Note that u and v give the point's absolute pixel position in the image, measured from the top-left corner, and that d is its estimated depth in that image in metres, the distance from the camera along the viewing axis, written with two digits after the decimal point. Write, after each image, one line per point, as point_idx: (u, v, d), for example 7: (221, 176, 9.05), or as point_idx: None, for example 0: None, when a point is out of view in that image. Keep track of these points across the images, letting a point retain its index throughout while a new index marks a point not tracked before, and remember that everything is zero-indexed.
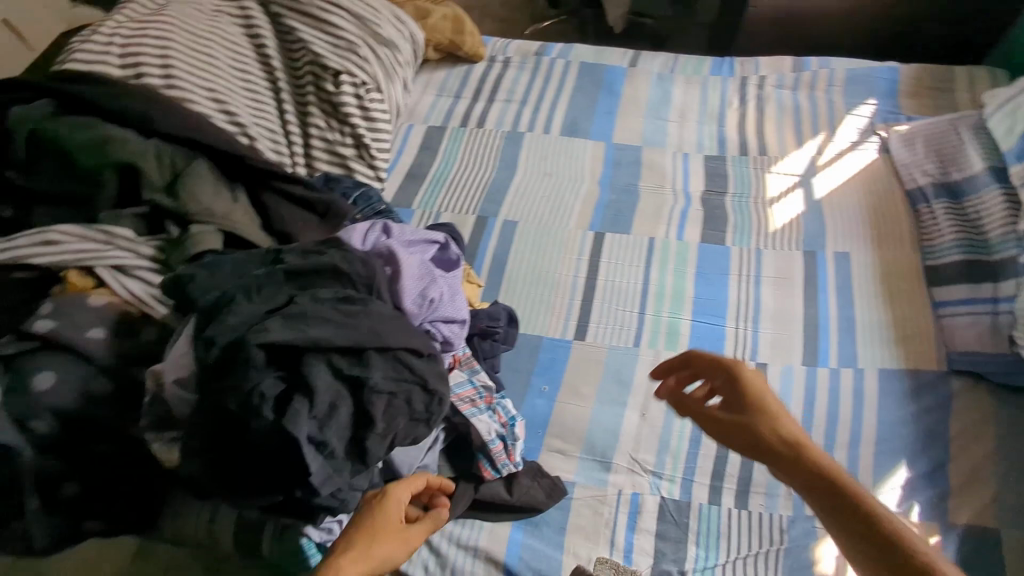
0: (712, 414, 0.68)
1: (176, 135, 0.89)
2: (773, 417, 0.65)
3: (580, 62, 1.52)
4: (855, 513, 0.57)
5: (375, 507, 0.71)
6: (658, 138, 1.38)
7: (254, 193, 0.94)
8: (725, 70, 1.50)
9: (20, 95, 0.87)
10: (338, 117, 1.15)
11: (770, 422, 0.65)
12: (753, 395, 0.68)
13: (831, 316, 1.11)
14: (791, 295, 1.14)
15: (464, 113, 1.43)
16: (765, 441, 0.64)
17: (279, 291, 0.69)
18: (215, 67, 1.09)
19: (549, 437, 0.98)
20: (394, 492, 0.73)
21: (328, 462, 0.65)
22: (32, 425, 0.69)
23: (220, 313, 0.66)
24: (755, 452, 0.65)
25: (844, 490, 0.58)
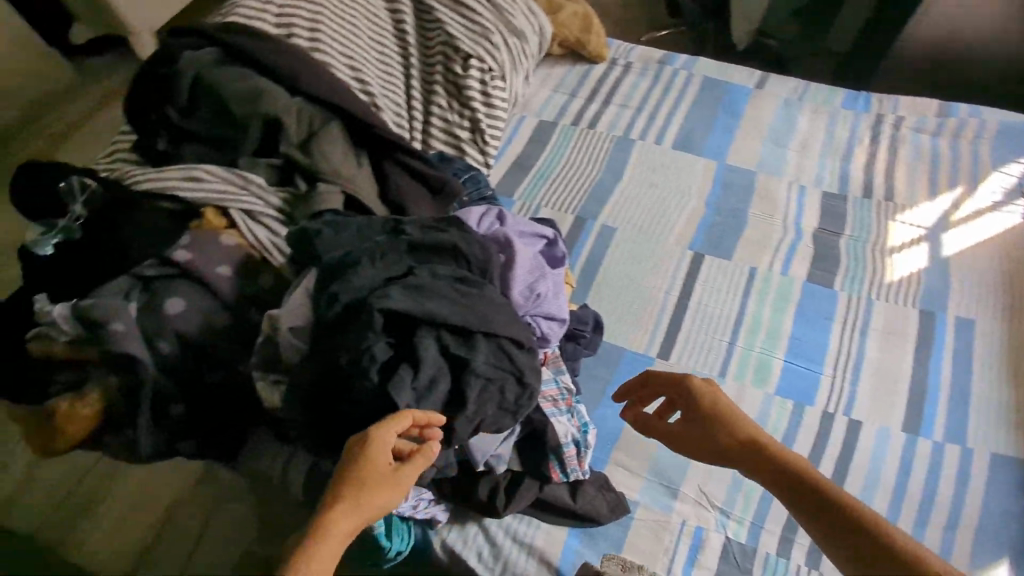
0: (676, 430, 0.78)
1: (318, 97, 0.94)
2: (727, 423, 0.74)
3: (703, 76, 1.47)
4: (808, 494, 0.63)
5: (356, 456, 0.60)
6: (776, 164, 1.32)
7: (376, 162, 0.98)
8: (860, 104, 1.40)
9: (191, 40, 0.94)
10: (460, 100, 1.18)
11: (725, 430, 0.73)
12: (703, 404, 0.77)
13: (943, 384, 1.02)
14: (900, 354, 1.06)
15: (577, 112, 1.42)
16: (726, 448, 0.72)
17: (400, 260, 0.73)
18: (357, 36, 1.14)
19: (617, 451, 0.97)
20: (376, 442, 0.60)
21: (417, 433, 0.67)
22: (157, 345, 0.74)
23: (348, 272, 0.71)
24: (723, 461, 0.73)
25: (795, 476, 0.66)
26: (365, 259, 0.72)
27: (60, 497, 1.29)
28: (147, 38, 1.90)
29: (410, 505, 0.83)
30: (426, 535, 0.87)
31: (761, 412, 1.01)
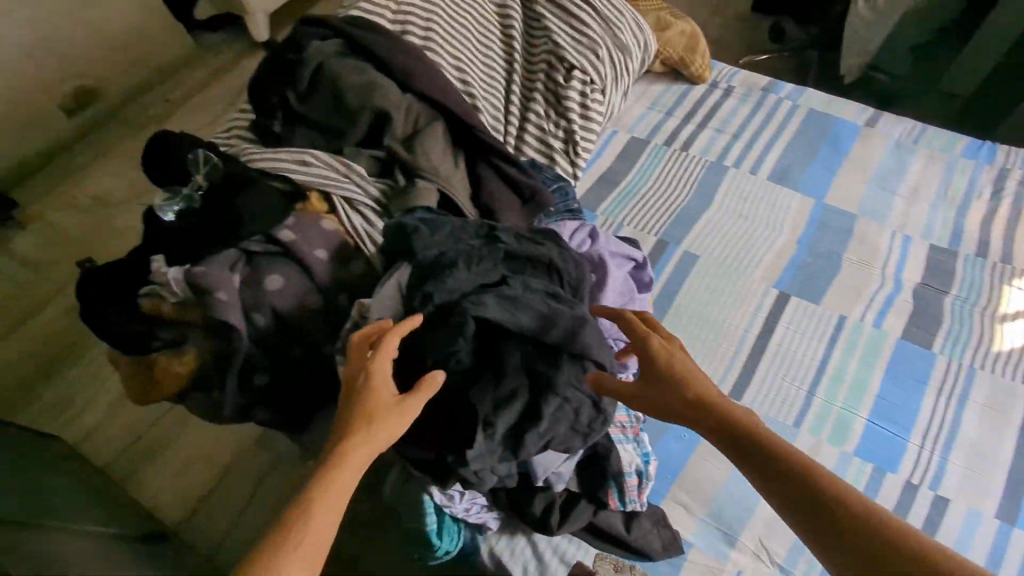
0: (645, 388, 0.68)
1: (427, 95, 0.96)
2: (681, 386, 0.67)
3: (809, 108, 1.40)
4: (805, 482, 0.56)
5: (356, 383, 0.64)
6: (880, 210, 1.24)
7: (472, 163, 0.99)
8: (983, 154, 1.30)
9: (317, 31, 0.99)
10: (558, 109, 1.18)
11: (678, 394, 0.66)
12: (675, 362, 0.68)
13: None
14: (1000, 432, 0.97)
15: (671, 132, 1.39)
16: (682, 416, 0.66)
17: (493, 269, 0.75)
18: (466, 38, 1.17)
19: (676, 487, 0.94)
20: (370, 369, 0.64)
21: (487, 441, 0.68)
22: (254, 317, 0.78)
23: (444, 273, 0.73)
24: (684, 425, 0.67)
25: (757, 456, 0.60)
26: (461, 263, 0.74)
27: (135, 438, 1.38)
28: (262, 19, 2.00)
29: (462, 507, 0.84)
30: (474, 539, 0.88)
31: (835, 471, 0.95)
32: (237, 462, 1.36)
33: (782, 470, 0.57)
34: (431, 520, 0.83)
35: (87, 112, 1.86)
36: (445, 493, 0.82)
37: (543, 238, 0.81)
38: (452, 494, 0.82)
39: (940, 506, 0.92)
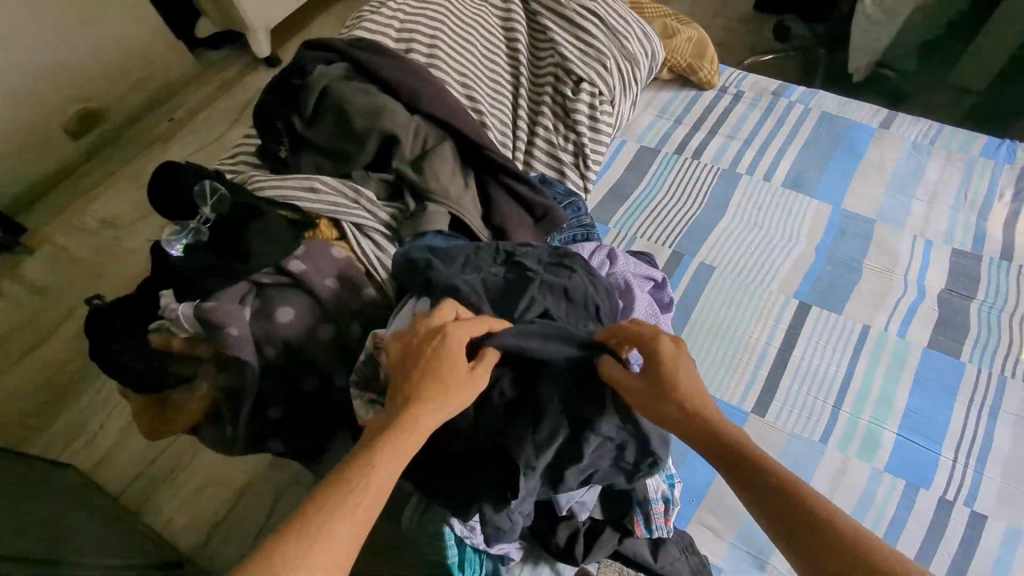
0: (646, 396, 0.64)
1: (434, 115, 0.94)
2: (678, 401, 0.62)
3: (822, 111, 1.38)
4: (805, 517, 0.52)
5: (433, 353, 0.63)
6: (899, 215, 1.21)
7: (482, 183, 0.97)
8: (1002, 154, 1.26)
9: (321, 54, 0.97)
10: (566, 123, 1.16)
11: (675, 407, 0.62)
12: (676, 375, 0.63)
13: None
14: None
15: (681, 140, 1.37)
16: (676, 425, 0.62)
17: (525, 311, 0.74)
18: (472, 54, 1.15)
19: (703, 510, 0.91)
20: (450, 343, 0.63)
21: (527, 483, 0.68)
22: (265, 350, 0.76)
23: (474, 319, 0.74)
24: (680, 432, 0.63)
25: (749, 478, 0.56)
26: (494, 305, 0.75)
27: (147, 465, 1.36)
28: (263, 35, 1.99)
29: (484, 538, 0.82)
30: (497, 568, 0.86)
31: (866, 488, 0.92)
32: (248, 487, 1.33)
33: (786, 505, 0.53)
34: (453, 553, 0.82)
35: (91, 134, 1.86)
36: (465, 524, 0.80)
37: (572, 262, 0.80)
38: (473, 525, 0.80)
39: (976, 524, 0.89)
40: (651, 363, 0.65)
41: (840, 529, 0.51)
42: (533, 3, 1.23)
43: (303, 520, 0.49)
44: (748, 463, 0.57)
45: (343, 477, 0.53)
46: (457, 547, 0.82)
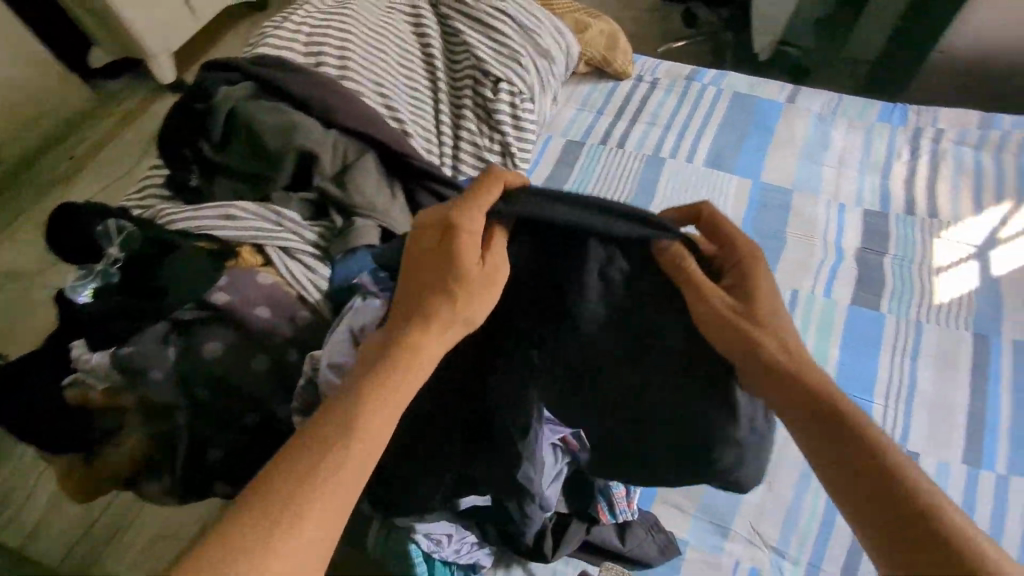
0: (708, 297, 0.59)
1: (351, 128, 0.92)
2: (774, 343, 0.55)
3: (732, 92, 1.44)
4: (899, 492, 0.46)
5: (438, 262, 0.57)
6: (812, 183, 1.28)
7: (409, 192, 0.96)
8: (896, 117, 1.36)
9: (224, 74, 0.93)
10: (490, 124, 1.16)
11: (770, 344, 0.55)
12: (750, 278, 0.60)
13: (1001, 413, 0.98)
14: (953, 381, 1.02)
15: (605, 131, 1.40)
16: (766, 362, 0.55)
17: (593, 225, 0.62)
18: (385, 62, 1.14)
19: (664, 488, 0.93)
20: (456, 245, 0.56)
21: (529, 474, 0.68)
22: (195, 390, 0.72)
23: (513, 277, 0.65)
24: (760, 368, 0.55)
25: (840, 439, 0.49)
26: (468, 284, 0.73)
27: (87, 527, 1.27)
28: (166, 60, 1.91)
29: (452, 550, 0.81)
30: None
31: None
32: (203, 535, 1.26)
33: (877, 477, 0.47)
34: (421, 570, 0.82)
35: None
36: (429, 538, 0.79)
37: None
38: (438, 538, 0.80)
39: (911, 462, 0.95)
40: (732, 272, 0.61)
41: (939, 520, 0.44)
42: (442, 6, 1.23)
43: (284, 484, 0.46)
44: (836, 420, 0.51)
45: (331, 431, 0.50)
46: (424, 561, 0.81)
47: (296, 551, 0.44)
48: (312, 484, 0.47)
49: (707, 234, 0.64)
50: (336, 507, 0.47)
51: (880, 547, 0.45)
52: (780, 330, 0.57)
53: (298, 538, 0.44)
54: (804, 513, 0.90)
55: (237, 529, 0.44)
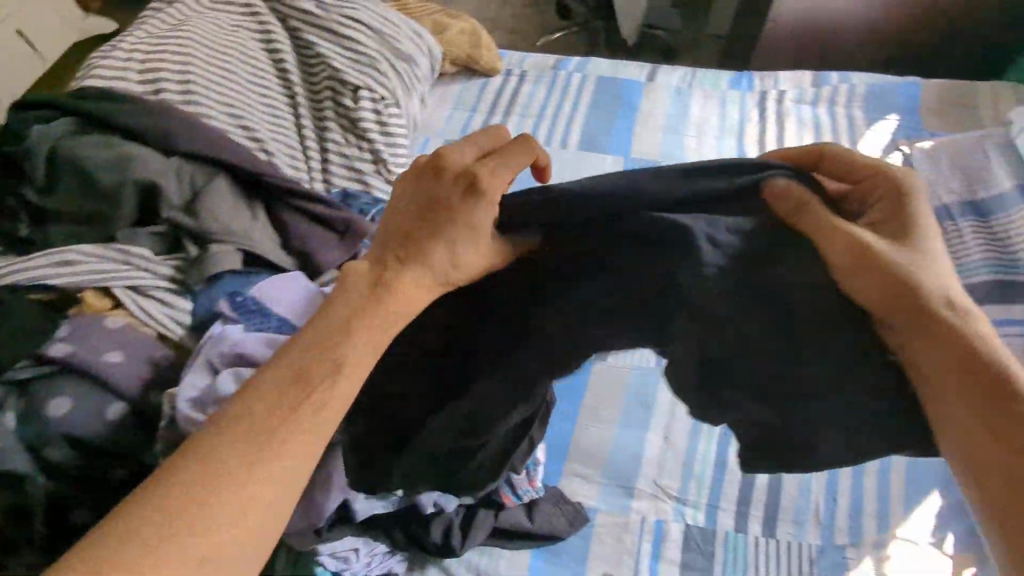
0: (852, 231, 0.54)
1: (196, 152, 0.88)
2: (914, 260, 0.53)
3: (597, 76, 1.50)
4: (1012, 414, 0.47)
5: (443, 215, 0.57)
6: (677, 153, 1.35)
7: (272, 211, 0.94)
8: (744, 83, 1.46)
9: (42, 113, 0.88)
10: (356, 133, 1.16)
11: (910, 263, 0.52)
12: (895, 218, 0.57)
13: None
14: None
15: (481, 127, 1.42)
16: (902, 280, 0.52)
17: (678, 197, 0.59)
18: (234, 82, 1.11)
19: (570, 461, 0.96)
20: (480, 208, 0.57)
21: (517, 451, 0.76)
22: (45, 453, 0.67)
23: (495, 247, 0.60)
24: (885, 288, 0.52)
25: (963, 357, 0.49)
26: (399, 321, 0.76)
27: None
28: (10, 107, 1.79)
29: (363, 563, 0.81)
30: None
31: None
32: None
33: (983, 387, 0.48)
34: None
35: None
36: (337, 557, 0.79)
37: None
38: (345, 555, 0.79)
39: None
40: (876, 209, 0.58)
41: None
42: (291, 20, 1.21)
43: (262, 413, 0.49)
44: (978, 365, 0.49)
45: (315, 365, 0.51)
46: None
47: (270, 474, 0.47)
48: (289, 414, 0.49)
49: (843, 172, 0.62)
50: (312, 435, 0.49)
51: (985, 486, 0.46)
52: (943, 278, 0.53)
53: (273, 462, 0.47)
54: (698, 459, 0.96)
55: (211, 451, 0.47)
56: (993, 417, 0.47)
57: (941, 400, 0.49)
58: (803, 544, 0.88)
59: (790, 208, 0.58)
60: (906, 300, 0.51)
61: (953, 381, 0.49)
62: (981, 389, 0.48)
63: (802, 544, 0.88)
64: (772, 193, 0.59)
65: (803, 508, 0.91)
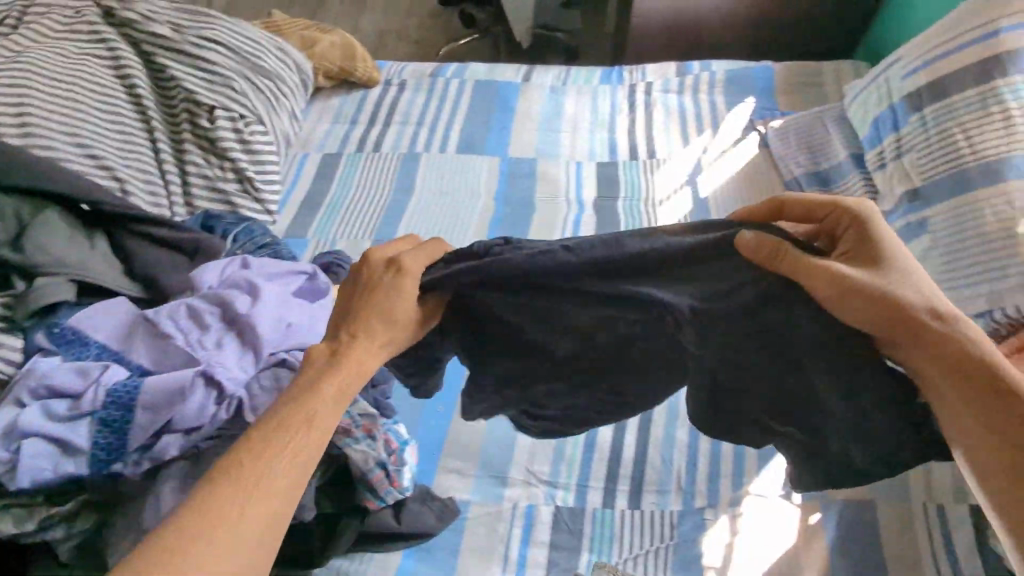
0: (833, 270, 0.56)
1: (19, 185, 0.87)
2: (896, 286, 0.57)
3: (474, 80, 1.53)
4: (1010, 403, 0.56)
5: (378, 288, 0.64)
6: (551, 149, 1.39)
7: (115, 238, 0.93)
8: (614, 78, 1.52)
9: None
10: (217, 153, 1.16)
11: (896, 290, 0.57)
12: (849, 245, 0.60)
13: None
14: None
15: (360, 138, 1.43)
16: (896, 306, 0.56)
17: (639, 253, 0.62)
18: (82, 111, 1.10)
19: (444, 458, 0.98)
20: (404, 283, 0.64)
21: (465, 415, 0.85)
22: None
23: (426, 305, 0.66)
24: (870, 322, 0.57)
25: (960, 362, 0.56)
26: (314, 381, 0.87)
27: None
28: None
29: None
30: None
31: None
32: None
33: (989, 377, 0.56)
34: None
35: None
36: None
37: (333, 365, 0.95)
38: None
39: None
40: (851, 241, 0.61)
41: None
42: (142, 44, 1.20)
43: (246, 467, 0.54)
44: (971, 368, 0.56)
45: (291, 419, 0.57)
46: None
47: (260, 514, 0.52)
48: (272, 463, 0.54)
49: (800, 215, 0.64)
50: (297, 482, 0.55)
51: (990, 464, 0.56)
52: (928, 291, 0.58)
53: (263, 504, 0.53)
54: (569, 442, 0.99)
55: (208, 501, 0.52)
56: (999, 409, 0.56)
57: (947, 403, 0.58)
58: (665, 511, 0.92)
59: (764, 256, 0.59)
60: (897, 326, 0.57)
61: (953, 387, 0.57)
62: (978, 388, 0.56)
63: (664, 511, 0.92)
64: (746, 246, 0.59)
65: (665, 477, 0.95)
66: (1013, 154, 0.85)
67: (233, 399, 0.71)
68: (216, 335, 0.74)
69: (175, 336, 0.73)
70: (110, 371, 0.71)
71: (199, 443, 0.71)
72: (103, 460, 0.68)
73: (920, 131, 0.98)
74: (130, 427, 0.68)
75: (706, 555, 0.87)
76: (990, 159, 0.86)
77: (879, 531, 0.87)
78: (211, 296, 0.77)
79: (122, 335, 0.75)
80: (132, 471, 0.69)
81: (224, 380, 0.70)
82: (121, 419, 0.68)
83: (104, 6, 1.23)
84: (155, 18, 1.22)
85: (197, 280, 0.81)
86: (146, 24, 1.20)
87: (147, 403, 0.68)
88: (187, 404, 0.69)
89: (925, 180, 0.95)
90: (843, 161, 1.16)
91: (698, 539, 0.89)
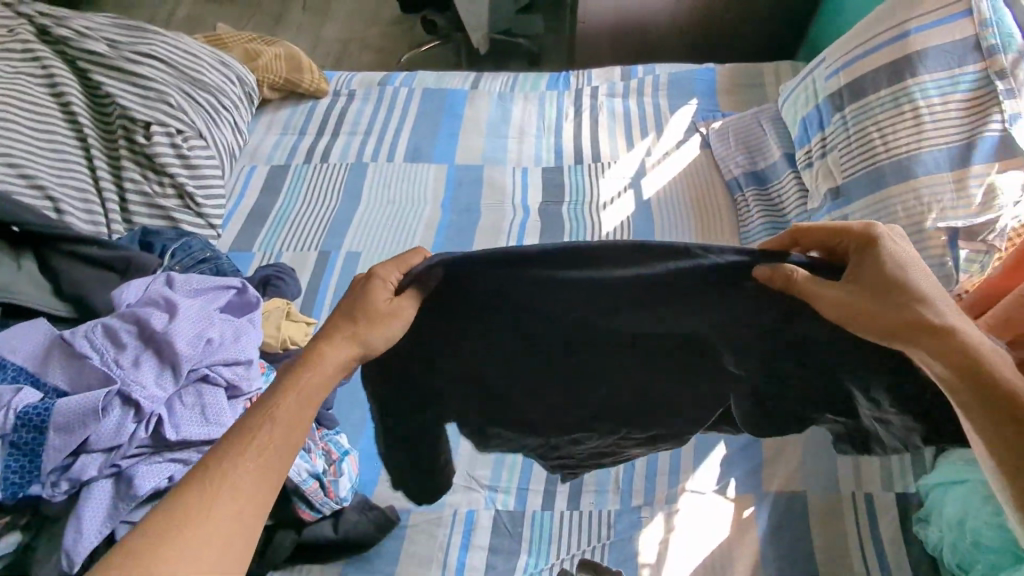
0: (834, 295, 0.56)
1: None
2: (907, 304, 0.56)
3: (423, 89, 1.54)
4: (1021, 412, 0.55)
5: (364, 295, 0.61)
6: (498, 155, 1.40)
7: (42, 258, 0.92)
8: (561, 84, 1.54)
9: None
10: (155, 169, 1.17)
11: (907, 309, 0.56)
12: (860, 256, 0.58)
13: None
14: None
15: (307, 149, 1.43)
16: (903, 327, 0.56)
17: (627, 280, 0.58)
18: (14, 129, 1.10)
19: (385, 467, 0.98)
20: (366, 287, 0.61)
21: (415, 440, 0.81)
22: None
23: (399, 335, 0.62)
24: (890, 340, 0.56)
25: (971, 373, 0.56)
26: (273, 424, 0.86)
27: None
28: None
29: None
30: None
31: None
32: None
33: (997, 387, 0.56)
34: None
35: None
36: None
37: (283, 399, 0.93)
38: None
39: None
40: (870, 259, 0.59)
41: None
42: (78, 61, 1.21)
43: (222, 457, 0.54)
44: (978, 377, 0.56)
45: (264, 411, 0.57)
46: None
47: (231, 509, 0.52)
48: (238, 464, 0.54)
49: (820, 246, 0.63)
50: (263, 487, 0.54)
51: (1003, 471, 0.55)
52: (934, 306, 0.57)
53: (231, 505, 0.52)
54: None
55: (176, 502, 0.51)
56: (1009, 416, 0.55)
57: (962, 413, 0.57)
58: (603, 511, 0.94)
59: (777, 286, 0.57)
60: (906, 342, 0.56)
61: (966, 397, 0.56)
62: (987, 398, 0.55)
63: (601, 511, 0.94)
64: (761, 279, 0.57)
65: (604, 477, 0.96)
66: (922, 151, 0.88)
67: (152, 416, 0.72)
68: (134, 353, 0.75)
69: (91, 356, 0.73)
70: (22, 393, 0.70)
71: (118, 462, 0.71)
72: (15, 484, 0.67)
73: (842, 131, 1.01)
74: (43, 449, 0.68)
75: (642, 553, 0.88)
76: (902, 157, 0.90)
77: (810, 523, 0.88)
78: (128, 314, 0.77)
79: (37, 357, 0.74)
80: (49, 493, 0.68)
81: (141, 398, 0.71)
82: (33, 441, 0.68)
83: (38, 24, 1.23)
84: (91, 35, 1.24)
85: (116, 299, 0.81)
86: (81, 42, 1.22)
87: (60, 424, 0.68)
88: (102, 423, 0.69)
89: (847, 178, 0.97)
90: (778, 160, 1.19)
91: (634, 537, 0.90)
